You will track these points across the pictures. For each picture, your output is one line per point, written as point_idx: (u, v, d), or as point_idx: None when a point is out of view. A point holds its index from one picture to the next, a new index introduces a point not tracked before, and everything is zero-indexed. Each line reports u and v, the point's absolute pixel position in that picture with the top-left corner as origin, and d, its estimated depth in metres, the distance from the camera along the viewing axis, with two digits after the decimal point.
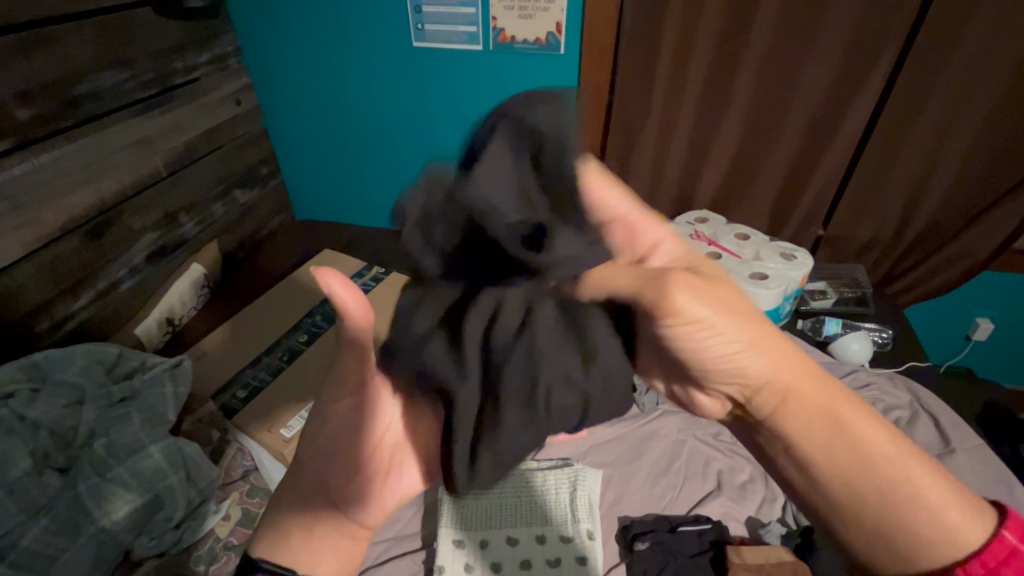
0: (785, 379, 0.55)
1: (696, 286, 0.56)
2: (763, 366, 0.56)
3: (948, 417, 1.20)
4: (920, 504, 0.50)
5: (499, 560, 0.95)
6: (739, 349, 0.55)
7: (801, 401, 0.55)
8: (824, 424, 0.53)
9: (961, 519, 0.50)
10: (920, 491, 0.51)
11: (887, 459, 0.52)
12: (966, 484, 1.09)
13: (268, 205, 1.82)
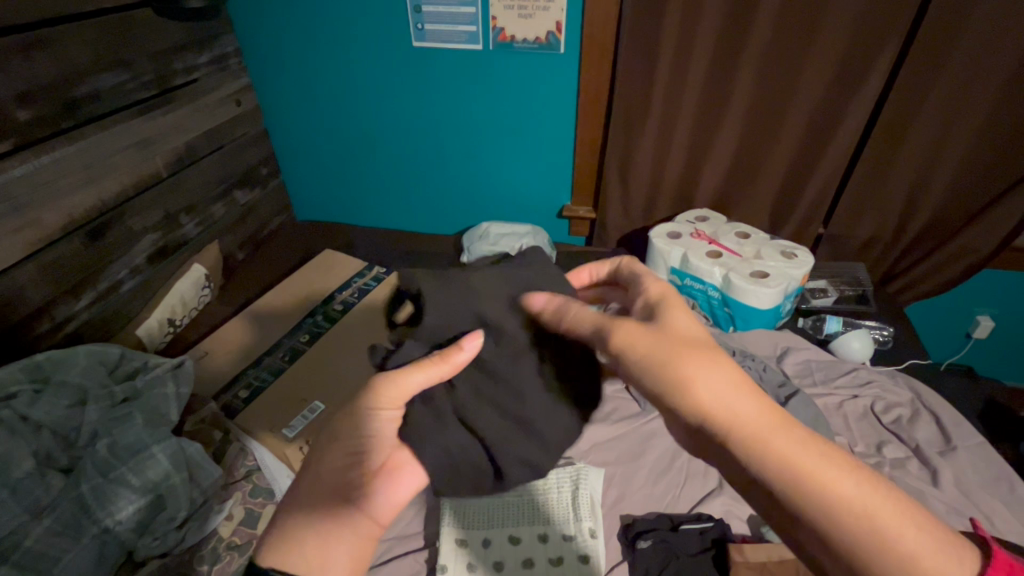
0: (751, 433, 0.56)
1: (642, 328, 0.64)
2: (726, 411, 0.57)
3: (950, 413, 1.20)
4: (902, 547, 0.50)
5: (501, 560, 0.94)
6: (691, 392, 0.59)
7: (768, 454, 0.55)
8: (798, 479, 0.53)
9: (949, 567, 0.50)
10: (899, 538, 0.50)
11: (868, 511, 0.51)
12: (967, 481, 1.08)
13: (268, 205, 1.83)
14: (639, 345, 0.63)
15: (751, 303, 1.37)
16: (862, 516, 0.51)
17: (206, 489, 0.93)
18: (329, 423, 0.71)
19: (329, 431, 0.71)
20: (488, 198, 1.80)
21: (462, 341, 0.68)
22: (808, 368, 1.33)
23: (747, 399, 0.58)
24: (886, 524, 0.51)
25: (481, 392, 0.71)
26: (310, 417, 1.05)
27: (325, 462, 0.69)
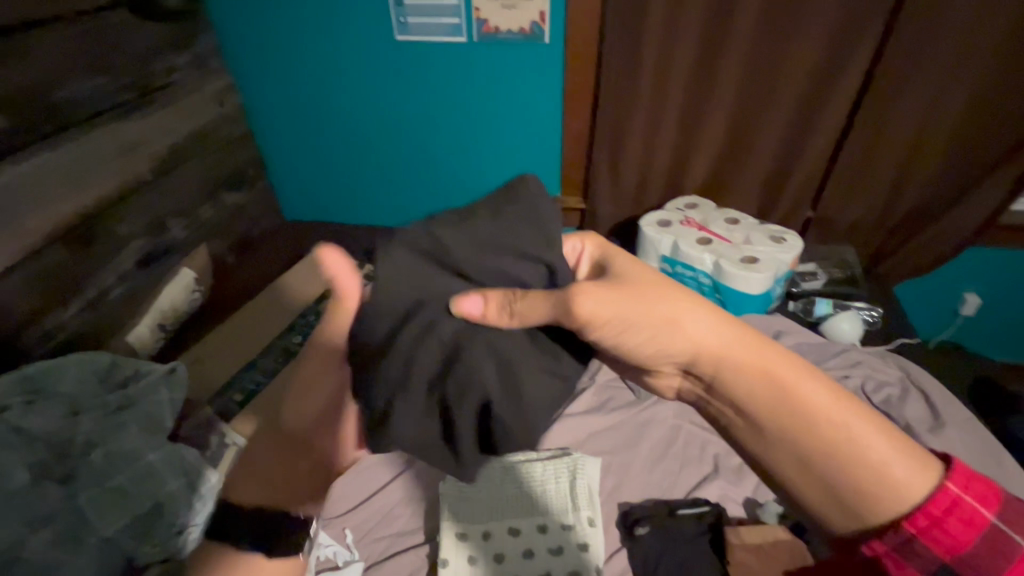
0: (730, 358, 0.63)
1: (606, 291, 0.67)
2: (708, 340, 0.65)
3: (939, 392, 1.22)
4: (865, 457, 0.56)
5: (502, 552, 0.92)
6: (661, 335, 0.66)
7: (746, 375, 0.62)
8: (768, 397, 0.60)
9: (904, 471, 0.55)
10: (863, 447, 0.56)
11: (836, 426, 0.57)
12: (957, 457, 1.09)
13: (256, 206, 1.81)
14: (604, 307, 0.66)
15: (741, 287, 1.39)
16: (829, 426, 0.57)
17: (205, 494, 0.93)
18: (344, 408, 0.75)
19: None
20: (476, 193, 1.79)
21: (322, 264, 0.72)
22: (799, 351, 1.34)
23: (731, 331, 0.65)
24: (848, 431, 0.57)
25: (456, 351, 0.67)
26: None
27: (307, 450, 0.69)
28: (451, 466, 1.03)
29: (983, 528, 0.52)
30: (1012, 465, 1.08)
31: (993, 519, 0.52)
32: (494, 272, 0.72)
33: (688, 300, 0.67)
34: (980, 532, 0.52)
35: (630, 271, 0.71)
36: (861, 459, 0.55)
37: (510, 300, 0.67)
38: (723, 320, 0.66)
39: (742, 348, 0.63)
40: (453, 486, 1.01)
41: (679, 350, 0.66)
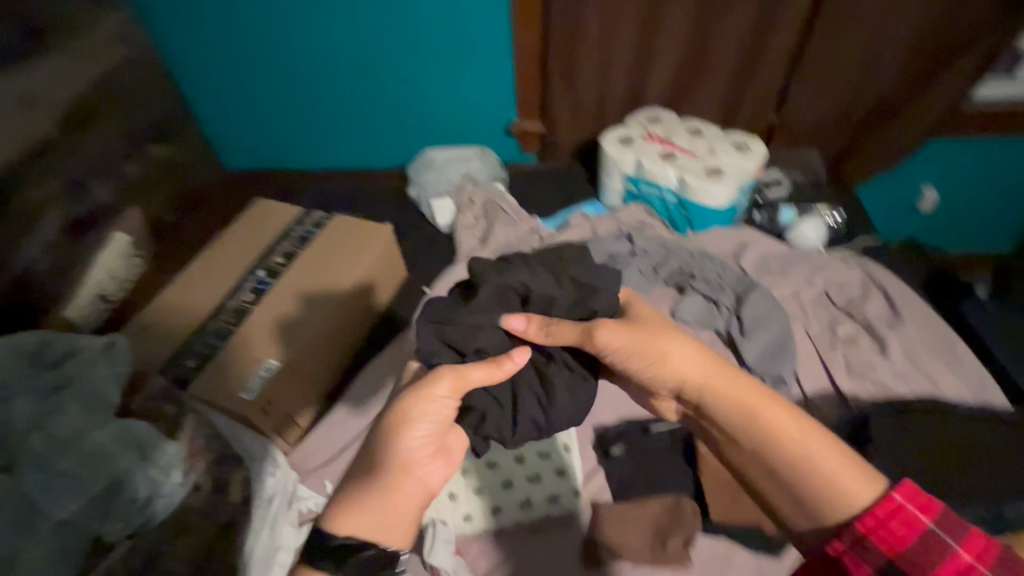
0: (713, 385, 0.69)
1: (620, 323, 0.70)
2: (695, 371, 0.70)
3: (896, 286, 1.23)
4: (823, 471, 0.60)
5: (482, 485, 0.94)
6: (659, 368, 0.71)
7: (727, 402, 0.67)
8: (737, 418, 0.66)
9: (851, 480, 0.59)
10: (822, 465, 0.60)
11: (798, 447, 0.62)
12: (912, 348, 1.12)
13: (191, 158, 1.65)
14: (615, 342, 0.69)
15: (707, 201, 1.36)
16: (789, 442, 0.62)
17: (169, 464, 0.85)
18: (424, 424, 0.66)
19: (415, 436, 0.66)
20: (427, 124, 1.67)
21: (513, 353, 0.69)
22: (763, 261, 1.34)
23: (715, 366, 0.70)
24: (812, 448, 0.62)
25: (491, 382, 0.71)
26: (265, 376, 1.04)
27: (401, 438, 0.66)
28: None
29: (921, 532, 0.54)
30: (964, 350, 1.10)
31: (929, 525, 0.53)
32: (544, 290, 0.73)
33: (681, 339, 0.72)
34: (919, 535, 0.53)
35: (636, 310, 0.75)
36: (816, 472, 0.60)
37: (558, 324, 0.71)
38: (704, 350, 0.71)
39: (720, 376, 0.69)
40: None
41: (670, 378, 0.71)
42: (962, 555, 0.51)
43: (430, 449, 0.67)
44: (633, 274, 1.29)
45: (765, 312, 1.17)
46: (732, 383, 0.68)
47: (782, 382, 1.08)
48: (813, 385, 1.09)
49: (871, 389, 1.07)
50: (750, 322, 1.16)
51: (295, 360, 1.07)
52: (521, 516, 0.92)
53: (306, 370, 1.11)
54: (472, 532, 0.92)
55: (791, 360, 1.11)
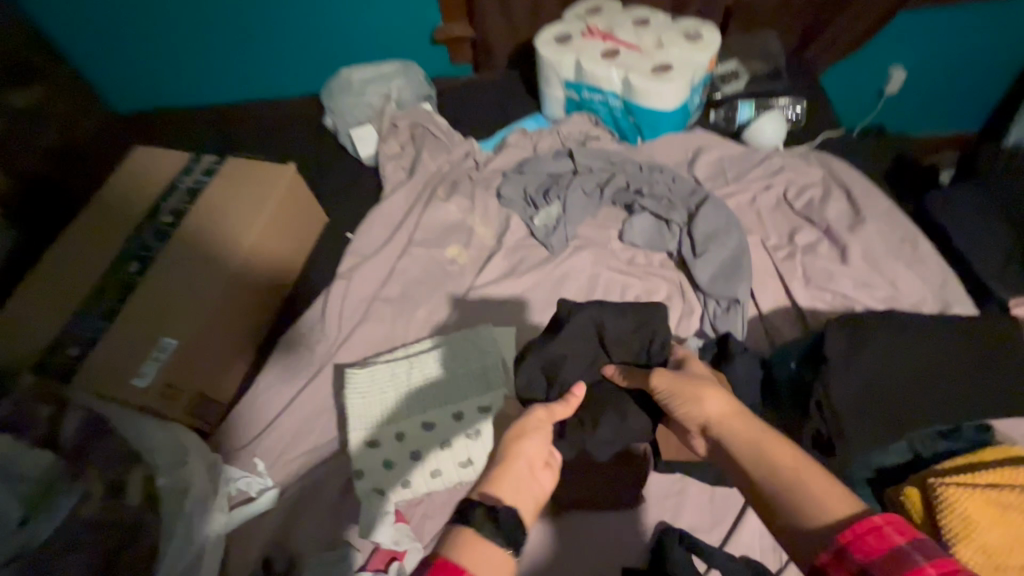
0: (730, 416, 0.63)
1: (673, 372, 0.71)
2: (716, 402, 0.64)
3: (860, 184, 1.13)
4: (816, 487, 0.53)
5: (419, 449, 0.86)
6: (686, 404, 0.67)
7: (736, 431, 0.61)
8: (743, 442, 0.60)
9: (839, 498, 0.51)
10: (814, 483, 0.53)
11: (795, 468, 0.55)
12: (874, 249, 1.04)
13: (64, 103, 1.39)
14: (661, 386, 0.70)
15: (655, 104, 1.21)
16: (785, 461, 0.56)
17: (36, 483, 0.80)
18: (533, 436, 0.65)
19: (534, 443, 0.64)
20: (341, 34, 1.43)
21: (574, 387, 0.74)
22: (719, 168, 1.22)
23: (737, 403, 0.65)
24: (807, 471, 0.55)
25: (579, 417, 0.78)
26: (162, 358, 0.89)
27: (520, 444, 0.64)
28: (349, 373, 0.94)
29: (887, 549, 0.45)
30: (927, 248, 1.04)
31: (900, 543, 0.45)
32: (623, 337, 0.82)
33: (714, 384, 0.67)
34: (886, 551, 0.45)
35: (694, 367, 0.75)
36: (809, 485, 0.53)
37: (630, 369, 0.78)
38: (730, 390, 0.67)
39: (738, 409, 0.64)
40: (358, 394, 0.92)
41: (696, 413, 0.65)
42: (924, 567, 0.43)
43: (541, 457, 0.64)
44: (577, 196, 1.17)
45: (718, 227, 1.07)
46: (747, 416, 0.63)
47: (737, 301, 0.99)
48: (773, 300, 1.01)
49: (831, 298, 0.99)
50: (702, 240, 1.06)
51: (194, 334, 0.93)
52: (462, 477, 0.85)
53: (212, 344, 0.97)
54: (414, 497, 0.85)
55: (748, 275, 1.01)
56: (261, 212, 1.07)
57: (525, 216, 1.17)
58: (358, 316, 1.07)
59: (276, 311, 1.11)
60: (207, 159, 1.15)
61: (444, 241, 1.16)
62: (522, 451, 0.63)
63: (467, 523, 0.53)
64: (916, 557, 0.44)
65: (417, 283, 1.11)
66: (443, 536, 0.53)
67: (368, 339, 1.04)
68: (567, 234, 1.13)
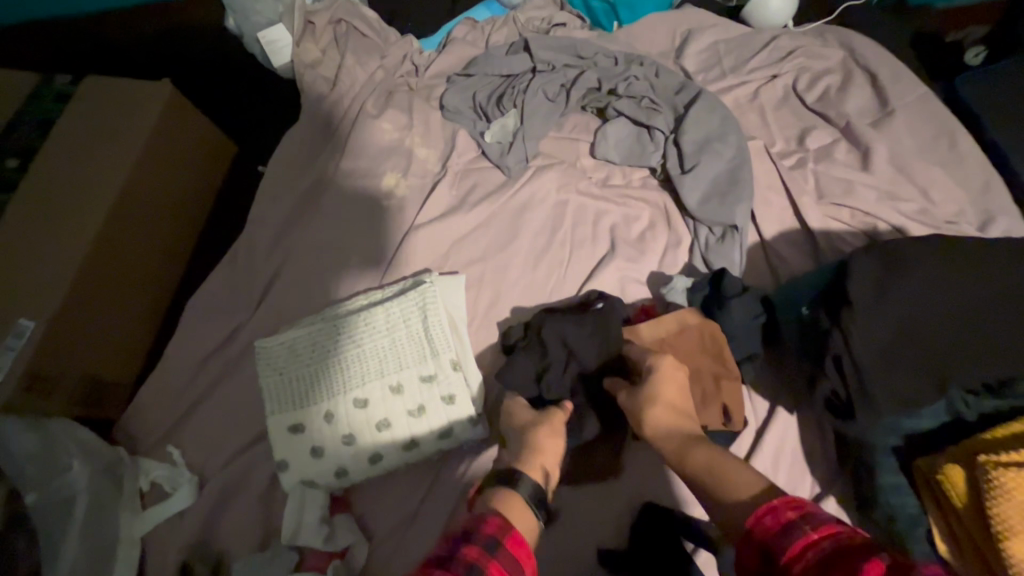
0: (666, 423, 0.60)
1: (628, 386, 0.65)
2: (651, 413, 0.61)
3: (888, 66, 0.91)
4: (720, 482, 0.51)
5: (352, 431, 0.72)
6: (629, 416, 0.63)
7: (667, 438, 0.59)
8: (671, 447, 0.58)
9: (737, 480, 0.50)
10: (718, 479, 0.52)
11: (708, 466, 0.53)
12: (903, 149, 0.84)
13: None
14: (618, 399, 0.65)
15: None
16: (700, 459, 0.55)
17: None
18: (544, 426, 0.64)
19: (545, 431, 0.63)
20: None
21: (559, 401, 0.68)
22: (714, 55, 0.98)
23: (678, 408, 0.61)
24: (716, 472, 0.52)
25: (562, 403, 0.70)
26: (19, 345, 0.71)
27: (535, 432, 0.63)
28: (262, 343, 0.78)
29: (781, 526, 0.42)
30: (968, 144, 0.85)
31: (793, 517, 0.42)
32: (599, 331, 0.72)
33: (649, 405, 0.61)
34: (780, 528, 0.42)
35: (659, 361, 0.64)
36: (717, 483, 0.51)
37: (613, 383, 0.68)
38: (678, 391, 0.63)
39: (676, 415, 0.61)
40: (275, 369, 0.76)
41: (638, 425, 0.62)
42: (809, 534, 0.40)
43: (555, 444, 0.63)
44: (538, 102, 0.94)
45: (711, 133, 0.87)
46: (681, 419, 0.60)
47: (735, 228, 0.81)
48: (779, 222, 0.83)
49: (848, 216, 0.81)
50: (691, 151, 0.86)
51: (59, 309, 0.74)
52: (405, 460, 0.72)
53: (89, 318, 0.78)
54: (351, 484, 0.73)
55: (748, 194, 0.82)
56: (138, 147, 0.84)
57: (474, 131, 0.94)
58: (275, 270, 0.87)
59: (169, 265, 0.92)
60: (60, 78, 0.89)
61: (378, 168, 0.91)
62: (539, 442, 0.62)
63: (512, 492, 0.54)
64: (803, 526, 0.41)
65: (345, 228, 0.88)
66: (493, 509, 0.51)
67: (288, 299, 0.84)
68: (528, 151, 0.91)
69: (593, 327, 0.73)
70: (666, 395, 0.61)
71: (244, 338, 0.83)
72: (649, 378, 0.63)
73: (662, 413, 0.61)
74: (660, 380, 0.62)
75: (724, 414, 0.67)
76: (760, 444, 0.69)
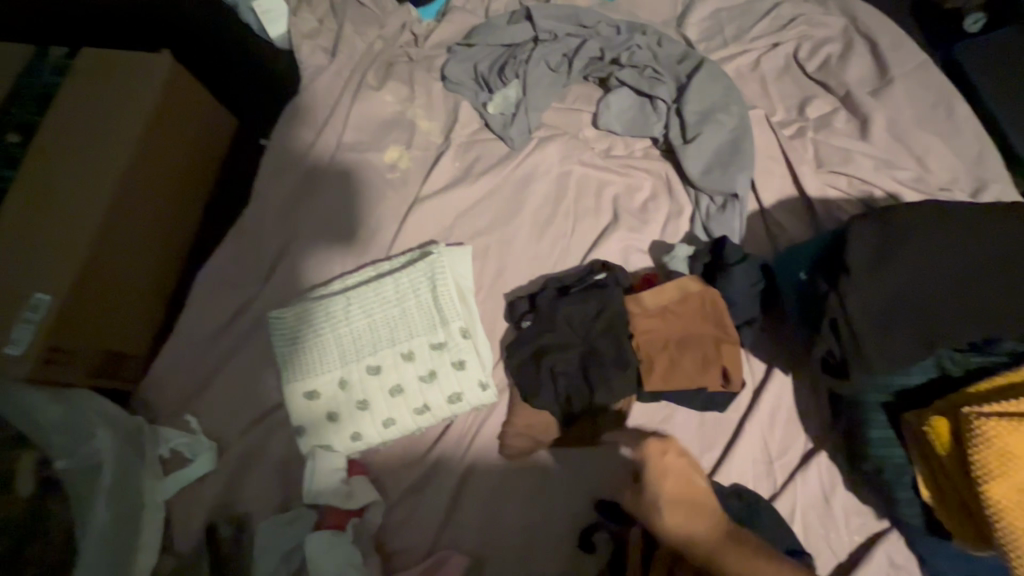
0: (695, 535, 0.58)
1: (633, 494, 0.63)
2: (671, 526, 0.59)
3: (890, 34, 0.92)
4: None
5: (366, 397, 0.75)
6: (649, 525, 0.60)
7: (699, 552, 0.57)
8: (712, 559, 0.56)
9: None
10: None
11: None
12: (901, 118, 0.86)
13: None
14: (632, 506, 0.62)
15: None
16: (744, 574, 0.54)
17: None
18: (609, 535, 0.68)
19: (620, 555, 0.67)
20: None
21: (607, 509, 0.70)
22: (716, 23, 0.97)
23: (695, 509, 0.60)
24: None
25: (567, 368, 0.73)
26: (34, 319, 0.72)
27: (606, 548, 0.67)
28: (276, 314, 0.80)
29: None
30: (964, 113, 0.86)
31: None
32: (604, 299, 0.75)
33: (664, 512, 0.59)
34: None
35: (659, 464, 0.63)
36: None
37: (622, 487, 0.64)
38: (687, 486, 0.62)
39: (694, 516, 0.59)
40: (289, 339, 0.78)
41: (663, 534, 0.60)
42: None
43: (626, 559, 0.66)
44: (540, 72, 0.93)
45: (713, 103, 0.87)
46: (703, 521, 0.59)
47: (736, 197, 0.83)
48: (779, 191, 0.84)
49: (846, 184, 0.83)
50: (693, 121, 0.87)
51: (72, 285, 0.75)
52: (418, 424, 0.75)
53: (103, 291, 0.80)
54: (367, 447, 0.76)
55: (749, 164, 0.83)
56: (143, 121, 0.84)
57: (477, 102, 0.94)
58: (281, 243, 0.88)
59: (174, 239, 0.93)
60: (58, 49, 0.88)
61: (381, 142, 0.92)
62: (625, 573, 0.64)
63: None
64: None
65: (351, 200, 0.88)
66: None
67: (297, 271, 0.86)
68: (531, 122, 0.91)
69: (598, 295, 0.75)
70: (668, 489, 0.61)
71: (256, 310, 0.85)
72: (646, 474, 0.62)
73: (671, 510, 0.59)
74: (665, 481, 0.61)
75: (724, 376, 0.70)
76: (757, 404, 0.72)
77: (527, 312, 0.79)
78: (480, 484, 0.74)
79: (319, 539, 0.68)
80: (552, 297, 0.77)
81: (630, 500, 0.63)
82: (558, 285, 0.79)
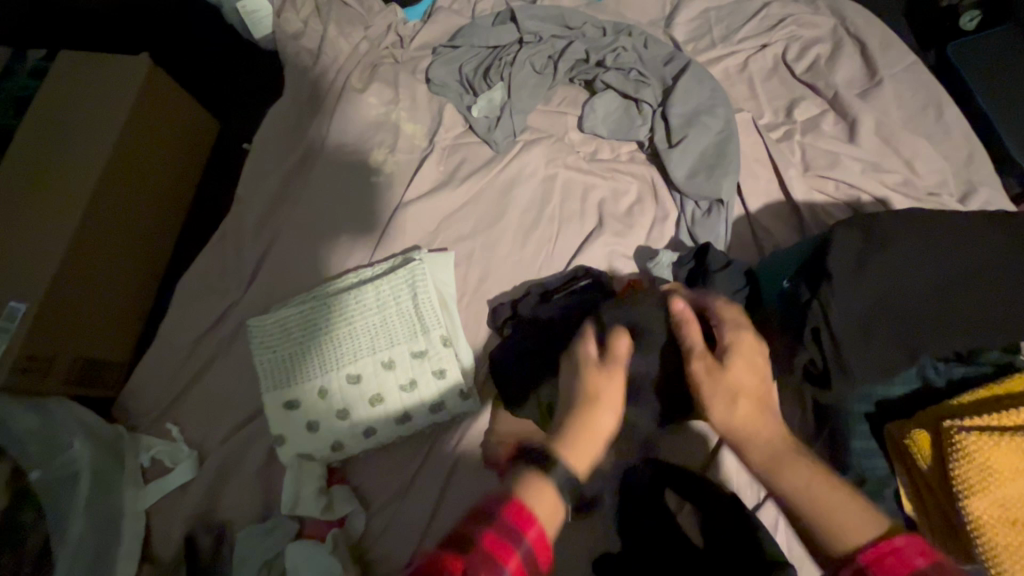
0: (764, 432, 0.53)
1: (711, 366, 0.56)
2: (746, 412, 0.54)
3: (879, 34, 0.90)
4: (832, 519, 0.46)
5: (345, 407, 0.74)
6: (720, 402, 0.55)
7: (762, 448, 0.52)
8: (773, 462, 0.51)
9: (846, 517, 0.46)
10: (830, 513, 0.47)
11: (814, 491, 0.49)
12: (890, 120, 0.85)
13: None
14: (704, 378, 0.56)
15: None
16: (812, 483, 0.49)
17: None
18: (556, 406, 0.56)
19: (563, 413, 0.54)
20: None
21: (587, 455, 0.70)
22: (704, 23, 0.96)
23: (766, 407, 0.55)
24: (821, 500, 0.48)
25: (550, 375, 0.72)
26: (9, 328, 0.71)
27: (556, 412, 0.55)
28: (255, 321, 0.79)
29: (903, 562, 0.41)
30: (954, 115, 0.85)
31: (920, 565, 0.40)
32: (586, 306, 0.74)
33: (740, 396, 0.54)
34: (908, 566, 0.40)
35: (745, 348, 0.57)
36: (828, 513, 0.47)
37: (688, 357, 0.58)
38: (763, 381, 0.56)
39: (765, 413, 0.54)
40: (269, 347, 0.78)
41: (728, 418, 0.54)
42: None
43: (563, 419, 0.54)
44: (525, 74, 0.92)
45: (699, 106, 0.86)
46: (771, 422, 0.54)
47: (721, 202, 0.82)
48: (765, 195, 0.83)
49: (833, 189, 0.82)
50: (679, 124, 0.86)
51: (48, 292, 0.74)
52: (399, 433, 0.75)
53: (81, 300, 0.79)
54: (347, 457, 0.75)
55: (735, 167, 0.82)
56: (120, 123, 0.82)
57: (461, 104, 0.93)
58: (263, 248, 0.87)
59: (155, 244, 0.92)
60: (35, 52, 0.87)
61: (363, 144, 0.90)
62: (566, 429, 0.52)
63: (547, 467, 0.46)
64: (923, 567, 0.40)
65: (333, 205, 0.87)
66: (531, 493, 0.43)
67: (279, 277, 0.85)
68: (515, 125, 0.89)
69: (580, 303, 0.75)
70: (747, 378, 0.55)
71: (237, 317, 0.84)
72: (730, 354, 0.56)
73: (745, 403, 0.54)
74: (746, 369, 0.56)
75: None
76: None
77: (508, 319, 0.78)
78: (462, 492, 0.73)
79: (299, 549, 0.68)
80: (534, 304, 0.77)
81: (703, 371, 0.56)
82: (540, 292, 0.78)
